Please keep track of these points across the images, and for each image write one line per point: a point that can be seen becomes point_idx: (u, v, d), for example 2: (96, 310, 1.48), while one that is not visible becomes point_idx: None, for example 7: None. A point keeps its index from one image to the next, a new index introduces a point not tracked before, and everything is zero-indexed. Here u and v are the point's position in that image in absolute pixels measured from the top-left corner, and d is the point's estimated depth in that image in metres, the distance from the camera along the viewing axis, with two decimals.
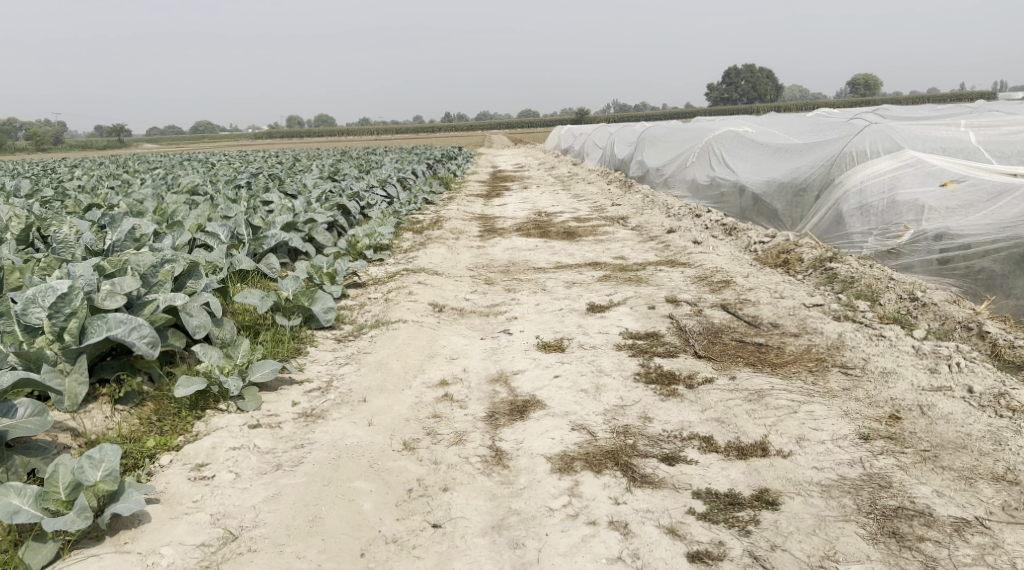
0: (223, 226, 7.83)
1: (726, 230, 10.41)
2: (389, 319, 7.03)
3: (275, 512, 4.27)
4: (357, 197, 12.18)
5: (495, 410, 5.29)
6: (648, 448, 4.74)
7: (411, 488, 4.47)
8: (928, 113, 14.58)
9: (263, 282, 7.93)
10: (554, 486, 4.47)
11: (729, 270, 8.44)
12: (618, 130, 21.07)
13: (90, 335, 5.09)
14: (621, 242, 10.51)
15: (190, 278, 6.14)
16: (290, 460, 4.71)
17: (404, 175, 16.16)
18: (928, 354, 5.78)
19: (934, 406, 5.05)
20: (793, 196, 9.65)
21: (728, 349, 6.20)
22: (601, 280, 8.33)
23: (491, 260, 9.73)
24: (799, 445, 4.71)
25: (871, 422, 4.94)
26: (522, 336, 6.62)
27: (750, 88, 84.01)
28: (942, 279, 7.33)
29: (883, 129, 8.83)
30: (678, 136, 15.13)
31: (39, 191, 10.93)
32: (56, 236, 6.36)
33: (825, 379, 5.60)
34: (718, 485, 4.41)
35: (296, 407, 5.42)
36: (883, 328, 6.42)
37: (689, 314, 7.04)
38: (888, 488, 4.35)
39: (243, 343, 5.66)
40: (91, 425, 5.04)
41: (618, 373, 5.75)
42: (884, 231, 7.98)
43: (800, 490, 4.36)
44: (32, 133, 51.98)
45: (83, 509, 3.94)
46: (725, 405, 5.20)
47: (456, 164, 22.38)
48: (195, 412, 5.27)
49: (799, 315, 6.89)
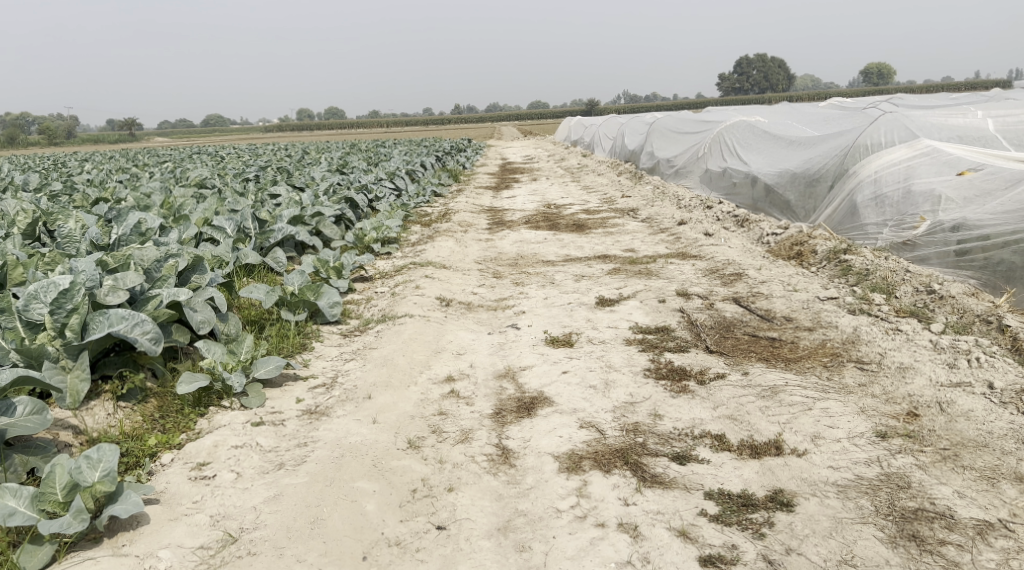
0: (229, 220, 7.76)
1: (738, 221, 10.26)
2: (396, 313, 6.93)
3: (276, 513, 4.18)
4: (365, 189, 12.07)
5: (502, 406, 5.18)
6: (658, 447, 4.63)
7: (416, 488, 4.37)
8: (946, 102, 14.34)
9: (269, 276, 7.86)
10: (562, 486, 4.36)
11: (741, 262, 8.30)
12: (628, 120, 20.92)
13: (92, 331, 5.00)
14: (631, 234, 10.38)
15: (195, 273, 6.05)
16: (292, 459, 4.61)
17: (413, 167, 16.07)
18: (946, 348, 5.65)
19: (954, 404, 4.91)
20: (806, 187, 9.50)
21: (740, 345, 6.07)
22: (611, 274, 8.20)
23: (500, 252, 9.61)
24: (814, 443, 4.59)
25: (888, 419, 4.82)
26: (531, 331, 6.51)
27: (761, 78, 83.49)
28: (959, 271, 7.18)
29: (896, 118, 8.63)
30: (689, 126, 14.93)
31: (48, 185, 10.90)
32: (60, 230, 6.28)
33: (840, 374, 5.46)
34: (731, 486, 4.29)
35: (300, 404, 5.33)
36: (900, 322, 6.28)
37: (701, 308, 6.91)
38: (908, 489, 4.22)
39: (246, 339, 5.55)
40: (93, 423, 4.96)
41: (628, 369, 5.63)
42: (900, 222, 7.83)
43: (816, 490, 4.24)
44: (45, 130, 52.06)
45: (79, 512, 3.87)
46: (737, 401, 5.08)
47: (465, 156, 22.25)
48: (198, 409, 5.19)
49: (813, 308, 6.74)
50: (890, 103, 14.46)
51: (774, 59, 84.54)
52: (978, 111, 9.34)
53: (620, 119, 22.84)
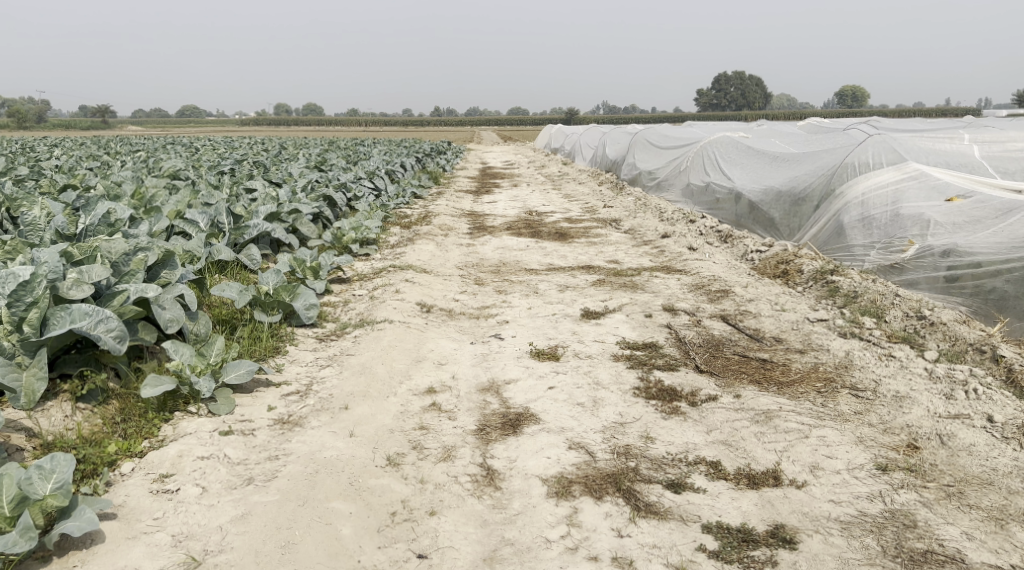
0: (203, 213, 7.44)
1: (722, 237, 10.08)
2: (374, 319, 6.65)
3: (244, 534, 3.90)
4: (344, 187, 11.76)
5: (487, 423, 4.93)
6: (651, 472, 4.42)
7: (395, 511, 4.12)
8: (931, 125, 14.28)
9: (241, 274, 7.54)
10: (552, 513, 4.13)
11: (727, 279, 8.12)
12: (610, 130, 20.74)
13: (52, 328, 4.70)
14: (614, 245, 10.17)
15: (165, 269, 5.73)
16: (262, 474, 4.33)
17: (393, 168, 15.76)
18: (942, 378, 5.49)
19: (954, 437, 4.75)
20: (791, 205, 9.33)
21: (730, 365, 5.84)
22: (596, 285, 7.98)
23: (482, 259, 9.36)
24: (813, 474, 4.42)
25: (888, 450, 4.64)
26: (515, 342, 6.26)
27: (740, 95, 84.06)
28: (950, 297, 7.02)
29: (886, 139, 8.51)
30: (673, 138, 14.77)
31: (15, 169, 10.51)
32: (24, 217, 5.99)
33: (834, 401, 5.26)
34: (730, 519, 4.10)
35: (272, 413, 5.04)
36: (893, 348, 6.10)
37: (688, 324, 6.71)
38: (914, 528, 4.07)
39: (217, 341, 5.28)
40: (48, 425, 4.65)
41: (616, 387, 5.40)
42: (888, 244, 7.67)
43: (819, 527, 4.06)
44: (16, 112, 51.13)
45: (27, 529, 3.56)
46: (731, 426, 4.87)
47: (445, 159, 21.96)
48: (163, 414, 4.89)
49: (803, 330, 6.57)
50: (870, 125, 14.42)
51: (752, 77, 85.37)
52: (965, 137, 9.25)
53: (600, 127, 22.64)
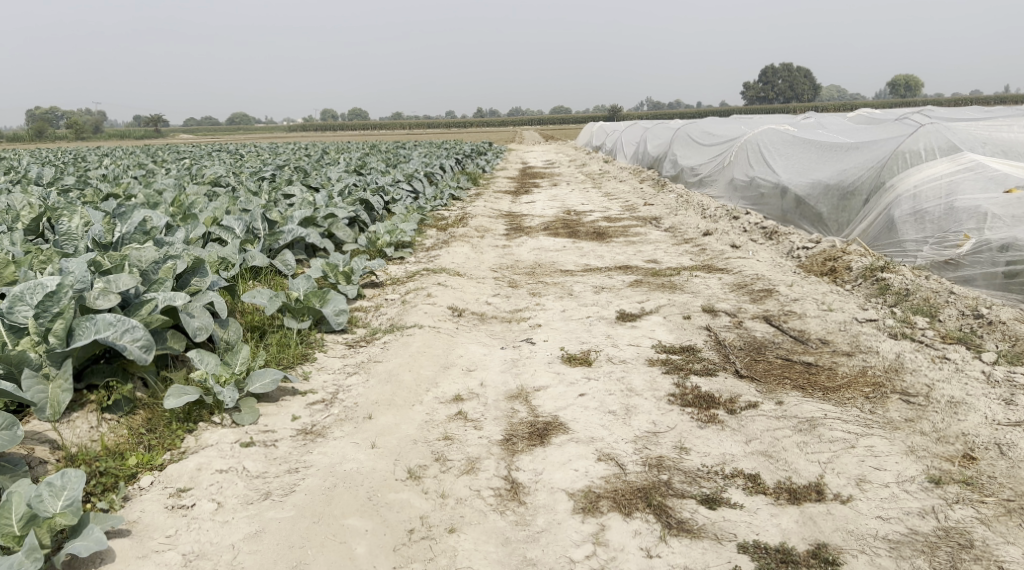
0: (238, 219, 7.35)
1: (767, 234, 9.75)
2: (404, 324, 6.50)
3: (256, 554, 3.82)
4: (382, 191, 11.65)
5: (513, 433, 4.74)
6: (684, 486, 4.21)
7: (413, 529, 3.98)
8: (989, 113, 13.66)
9: (275, 279, 7.45)
10: (577, 531, 3.96)
11: (771, 278, 7.81)
12: (652, 126, 20.34)
13: (78, 338, 4.59)
14: (654, 244, 9.89)
15: (195, 276, 5.63)
16: (280, 488, 4.22)
17: (433, 170, 15.64)
18: (1001, 382, 5.16)
19: (1015, 447, 4.44)
20: (839, 199, 8.95)
21: (773, 369, 5.56)
22: (633, 286, 7.73)
23: (517, 261, 9.16)
24: (859, 488, 4.17)
25: (941, 462, 4.36)
26: (546, 346, 6.06)
27: (788, 88, 82.46)
28: (1009, 295, 6.68)
29: (940, 129, 8.13)
30: (718, 133, 14.38)
31: (62, 178, 10.62)
32: (60, 227, 5.85)
33: (884, 408, 4.95)
34: (768, 537, 3.89)
35: (296, 423, 4.92)
36: (947, 349, 5.76)
37: (728, 326, 6.43)
38: (970, 549, 3.83)
39: (242, 350, 5.12)
40: (73, 436, 4.56)
41: (651, 394, 5.16)
42: (942, 239, 7.28)
43: (864, 547, 3.84)
44: (75, 124, 52.78)
45: (32, 550, 3.49)
46: (772, 436, 4.60)
47: (486, 161, 21.83)
48: (187, 425, 4.78)
49: (851, 331, 6.24)
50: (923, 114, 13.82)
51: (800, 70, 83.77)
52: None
53: (642, 123, 22.23)
